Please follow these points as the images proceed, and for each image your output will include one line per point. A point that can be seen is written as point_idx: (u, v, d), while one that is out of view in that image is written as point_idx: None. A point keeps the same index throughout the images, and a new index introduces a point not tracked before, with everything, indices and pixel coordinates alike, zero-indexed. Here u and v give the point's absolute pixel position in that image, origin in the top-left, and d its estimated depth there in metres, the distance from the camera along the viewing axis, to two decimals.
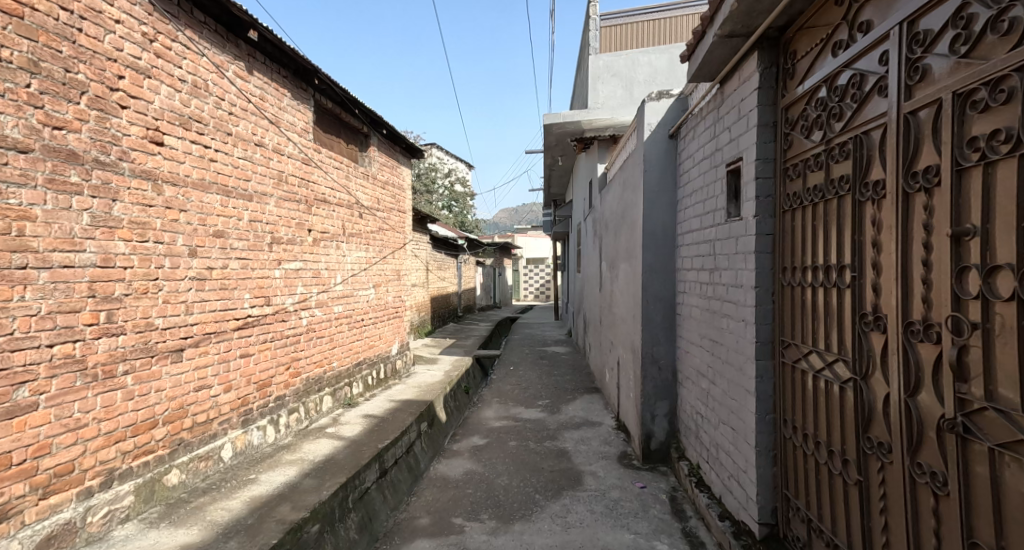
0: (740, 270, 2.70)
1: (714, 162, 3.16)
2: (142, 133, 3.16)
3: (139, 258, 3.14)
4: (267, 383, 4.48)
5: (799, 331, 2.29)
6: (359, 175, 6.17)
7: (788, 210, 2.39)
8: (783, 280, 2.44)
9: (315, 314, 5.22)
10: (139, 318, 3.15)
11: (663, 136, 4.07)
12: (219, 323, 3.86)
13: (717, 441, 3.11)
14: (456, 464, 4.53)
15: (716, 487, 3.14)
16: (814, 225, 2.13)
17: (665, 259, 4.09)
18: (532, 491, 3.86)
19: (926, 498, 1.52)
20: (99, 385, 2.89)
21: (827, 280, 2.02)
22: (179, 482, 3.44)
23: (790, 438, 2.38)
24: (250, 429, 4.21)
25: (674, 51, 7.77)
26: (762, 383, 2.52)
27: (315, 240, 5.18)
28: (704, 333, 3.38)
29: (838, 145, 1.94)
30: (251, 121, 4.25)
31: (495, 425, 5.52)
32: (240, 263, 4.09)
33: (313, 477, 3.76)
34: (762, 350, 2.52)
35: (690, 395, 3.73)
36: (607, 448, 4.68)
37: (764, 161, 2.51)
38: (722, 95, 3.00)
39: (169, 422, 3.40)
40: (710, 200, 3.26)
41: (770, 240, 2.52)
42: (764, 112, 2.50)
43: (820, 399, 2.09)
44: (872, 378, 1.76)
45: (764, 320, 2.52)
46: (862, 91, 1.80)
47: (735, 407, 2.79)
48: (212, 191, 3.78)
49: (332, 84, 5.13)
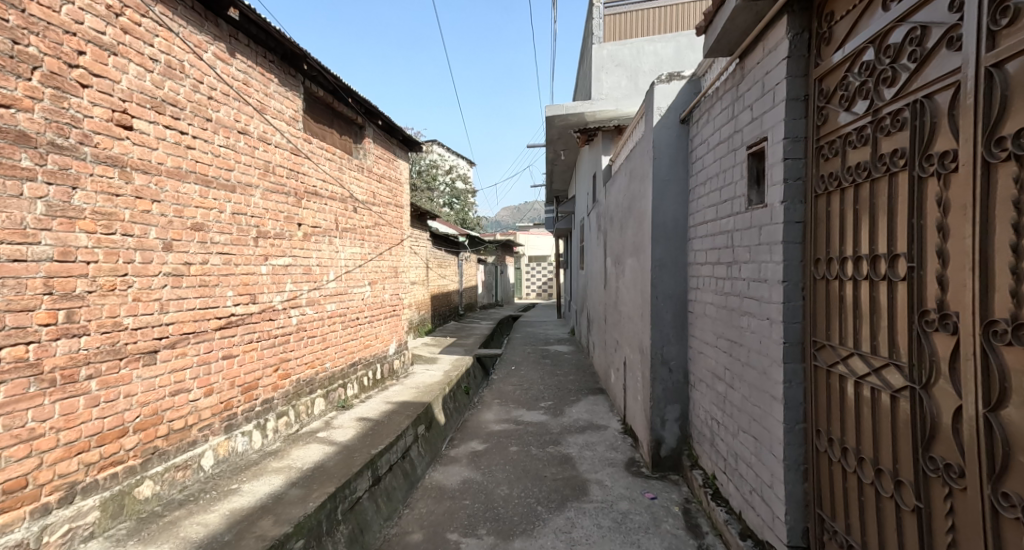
0: (765, 263, 2.43)
1: (733, 145, 2.89)
2: (106, 115, 2.90)
3: (105, 252, 2.88)
4: (253, 385, 4.22)
5: (835, 330, 2.02)
6: (353, 167, 5.91)
7: (822, 194, 2.12)
8: (815, 273, 2.17)
9: (306, 313, 4.96)
10: (105, 317, 2.89)
11: (674, 121, 3.79)
12: (198, 323, 3.61)
13: (736, 451, 2.85)
14: (453, 472, 4.25)
15: (735, 502, 2.87)
16: (856, 210, 1.86)
17: (677, 253, 3.82)
18: (533, 503, 3.60)
19: (1018, 537, 1.25)
20: (57, 391, 2.64)
21: (874, 274, 1.76)
22: (153, 494, 3.17)
23: (823, 451, 2.11)
24: (234, 434, 3.96)
25: (681, 39, 7.49)
26: (791, 389, 2.25)
27: (306, 234, 4.92)
28: (720, 332, 3.11)
29: (891, 114, 1.67)
30: (234, 106, 3.99)
31: (495, 429, 5.25)
32: (222, 259, 3.83)
33: (300, 487, 3.51)
34: (792, 352, 2.25)
35: (704, 400, 3.46)
36: (613, 454, 4.41)
37: (794, 140, 2.24)
38: (742, 70, 2.73)
39: (141, 430, 3.14)
40: (728, 187, 2.98)
41: (800, 229, 2.24)
42: (794, 85, 2.22)
43: (863, 410, 1.83)
44: (936, 387, 1.49)
45: (794, 318, 2.24)
46: (924, 48, 1.52)
47: (759, 415, 2.52)
48: (190, 180, 3.53)
49: (323, 69, 4.85)
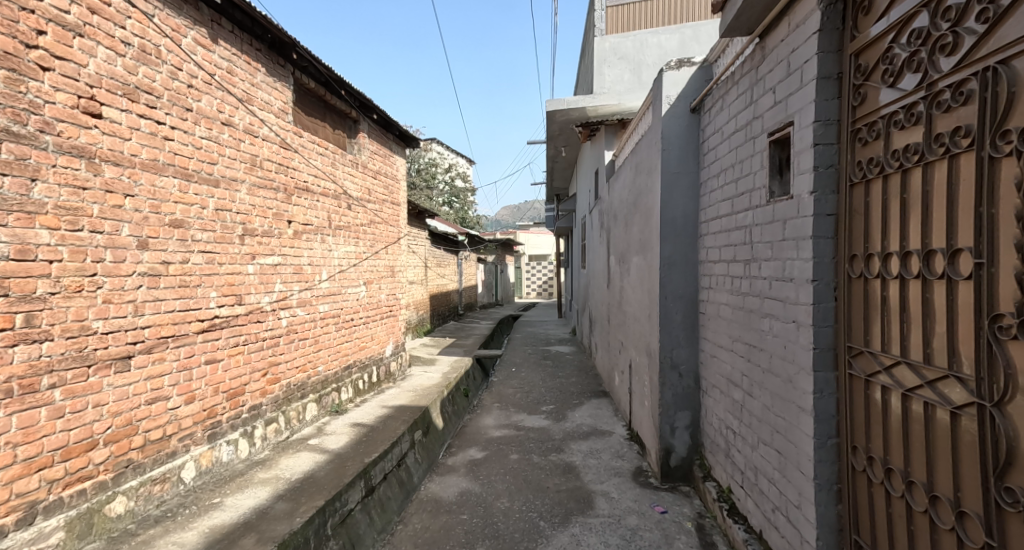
0: (790, 260, 2.20)
1: (751, 133, 2.67)
2: (71, 101, 2.68)
3: (70, 250, 2.67)
4: (239, 391, 3.99)
5: (876, 335, 1.80)
6: (347, 163, 5.68)
7: (859, 182, 1.89)
8: (850, 271, 1.94)
9: (297, 314, 4.74)
10: (70, 321, 2.68)
11: (684, 110, 3.57)
12: (177, 326, 3.38)
13: (755, 465, 2.62)
14: (450, 482, 4.01)
15: (755, 520, 2.65)
16: (903, 200, 1.64)
17: (687, 250, 3.59)
18: (535, 518, 3.37)
19: None
20: (14, 402, 2.43)
21: (928, 273, 1.54)
22: (127, 511, 2.95)
23: (862, 470, 1.89)
24: (218, 443, 3.73)
25: (685, 31, 7.24)
26: (821, 401, 2.02)
27: (296, 232, 4.69)
28: (736, 335, 2.88)
29: (951, 86, 1.46)
30: (217, 96, 3.76)
31: (495, 435, 5.02)
32: (204, 258, 3.60)
33: (287, 500, 3.28)
34: (823, 359, 2.03)
35: (717, 408, 3.24)
36: (619, 462, 4.18)
37: (825, 123, 2.01)
38: (763, 50, 2.51)
39: (112, 442, 2.90)
40: (744, 179, 2.76)
41: (832, 222, 2.02)
42: (825, 62, 1.99)
43: (912, 427, 1.62)
44: (1011, 406, 1.29)
45: (824, 321, 2.02)
46: (997, 6, 1.33)
47: (784, 427, 2.29)
48: (168, 173, 3.31)
49: (313, 59, 4.62)
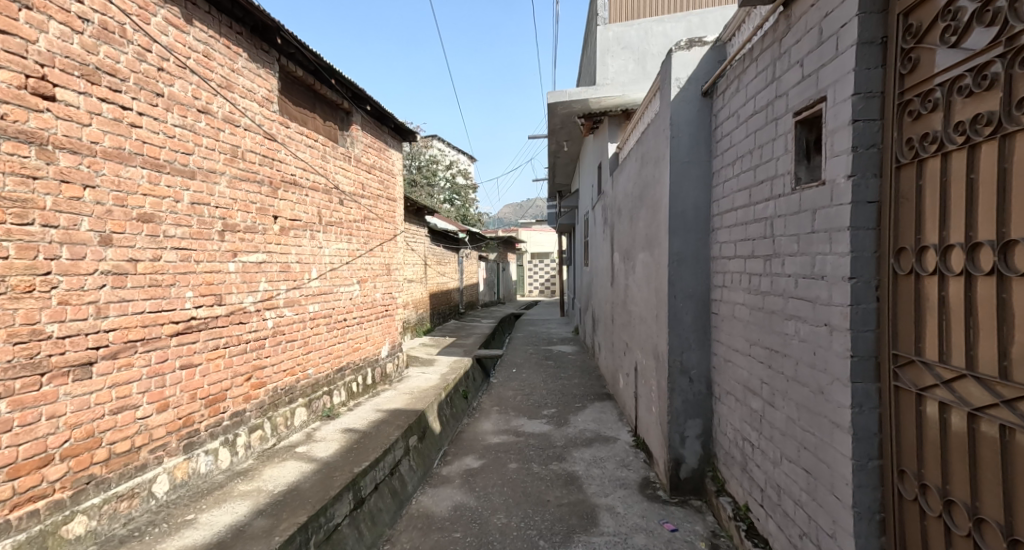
0: (821, 255, 1.93)
1: (772, 114, 2.39)
2: (17, 80, 2.44)
3: (17, 246, 2.44)
4: (219, 397, 3.73)
5: (930, 340, 1.53)
6: (338, 156, 5.41)
7: (909, 162, 1.62)
8: (896, 267, 1.67)
9: (284, 314, 4.48)
10: (19, 325, 2.45)
11: (695, 94, 3.30)
12: (147, 328, 3.11)
13: (778, 483, 2.35)
14: (444, 495, 3.75)
15: (777, 543, 2.39)
16: (973, 183, 1.38)
17: (697, 246, 3.32)
18: (534, 536, 3.11)
19: None
20: None
21: (1006, 268, 1.29)
22: (88, 532, 2.70)
23: (913, 499, 1.63)
24: (196, 454, 3.47)
25: (692, 18, 6.92)
26: (860, 417, 1.75)
27: (283, 228, 4.43)
28: (755, 338, 2.59)
29: None
30: (192, 81, 3.49)
31: (493, 442, 4.75)
32: (178, 255, 3.34)
33: (267, 515, 3.02)
34: (862, 369, 1.75)
35: (732, 416, 2.96)
36: (625, 473, 3.92)
37: (867, 96, 1.74)
38: (788, 19, 2.24)
39: (70, 456, 2.66)
40: (764, 166, 2.49)
41: (874, 210, 1.74)
42: (867, 24, 1.72)
43: (986, 453, 1.36)
44: None
45: (864, 325, 1.75)
46: None
47: (814, 444, 2.02)
48: (136, 162, 3.04)
49: (300, 45, 4.35)
